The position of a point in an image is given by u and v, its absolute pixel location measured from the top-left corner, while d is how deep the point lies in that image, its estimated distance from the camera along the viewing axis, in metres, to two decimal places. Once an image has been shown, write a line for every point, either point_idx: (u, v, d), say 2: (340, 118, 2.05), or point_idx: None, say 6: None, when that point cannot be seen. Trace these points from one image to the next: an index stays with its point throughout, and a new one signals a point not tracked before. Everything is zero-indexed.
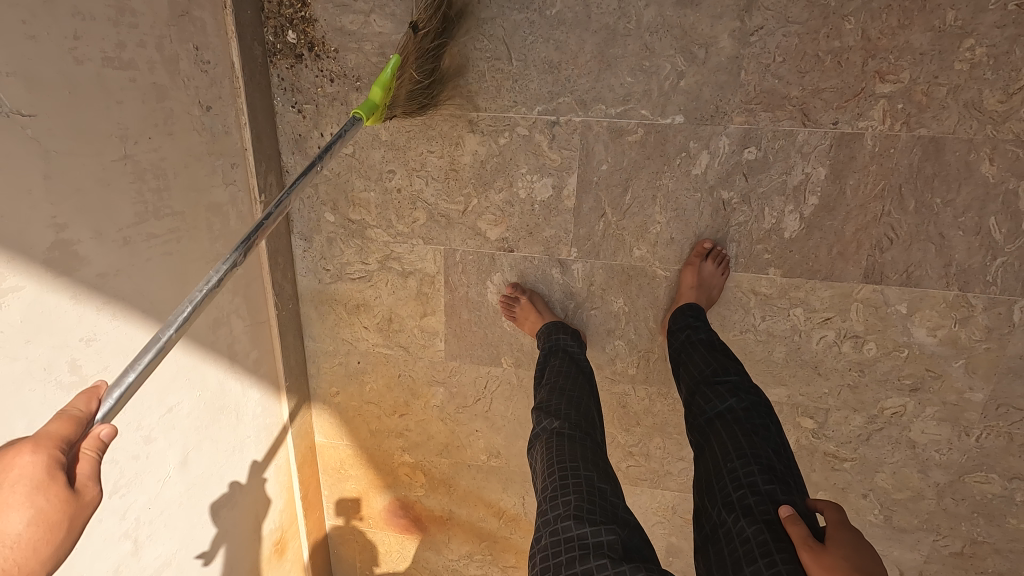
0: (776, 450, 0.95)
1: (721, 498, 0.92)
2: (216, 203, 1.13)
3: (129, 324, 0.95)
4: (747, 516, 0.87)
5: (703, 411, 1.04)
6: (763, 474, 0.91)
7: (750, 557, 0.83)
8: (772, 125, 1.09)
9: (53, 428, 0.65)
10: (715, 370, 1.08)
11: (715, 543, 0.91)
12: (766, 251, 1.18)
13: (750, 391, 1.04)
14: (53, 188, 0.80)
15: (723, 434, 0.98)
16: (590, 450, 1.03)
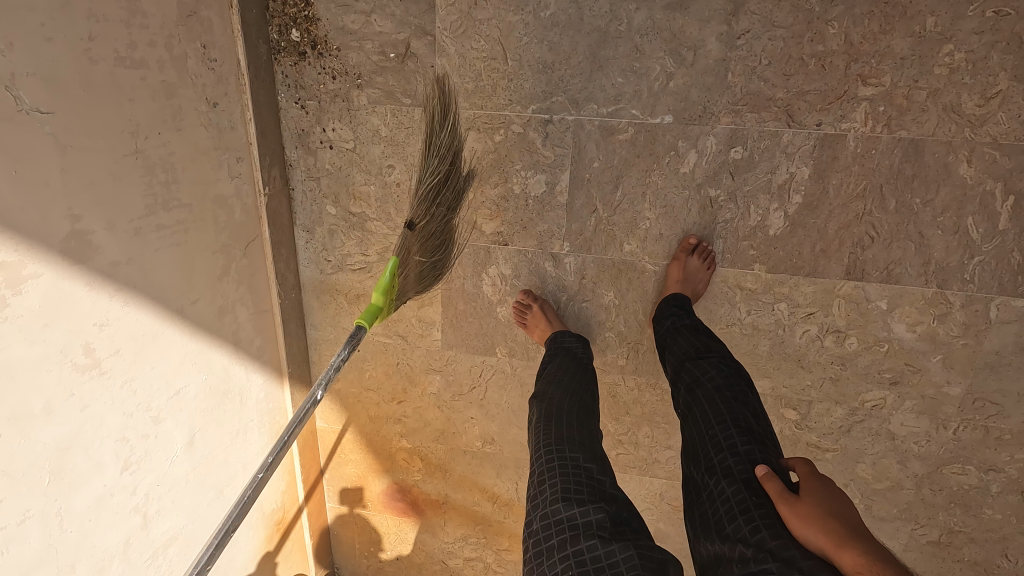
0: (755, 413, 1.00)
1: (704, 463, 0.96)
2: (222, 196, 1.18)
3: (139, 309, 1.00)
4: (727, 477, 0.91)
5: (688, 383, 1.08)
6: (741, 436, 0.95)
7: (730, 515, 0.88)
8: (758, 126, 1.12)
9: None
10: (699, 348, 1.12)
11: (699, 505, 0.95)
12: (751, 247, 1.22)
13: (732, 363, 1.09)
14: (69, 180, 0.85)
15: (705, 403, 1.02)
16: (580, 435, 1.08)
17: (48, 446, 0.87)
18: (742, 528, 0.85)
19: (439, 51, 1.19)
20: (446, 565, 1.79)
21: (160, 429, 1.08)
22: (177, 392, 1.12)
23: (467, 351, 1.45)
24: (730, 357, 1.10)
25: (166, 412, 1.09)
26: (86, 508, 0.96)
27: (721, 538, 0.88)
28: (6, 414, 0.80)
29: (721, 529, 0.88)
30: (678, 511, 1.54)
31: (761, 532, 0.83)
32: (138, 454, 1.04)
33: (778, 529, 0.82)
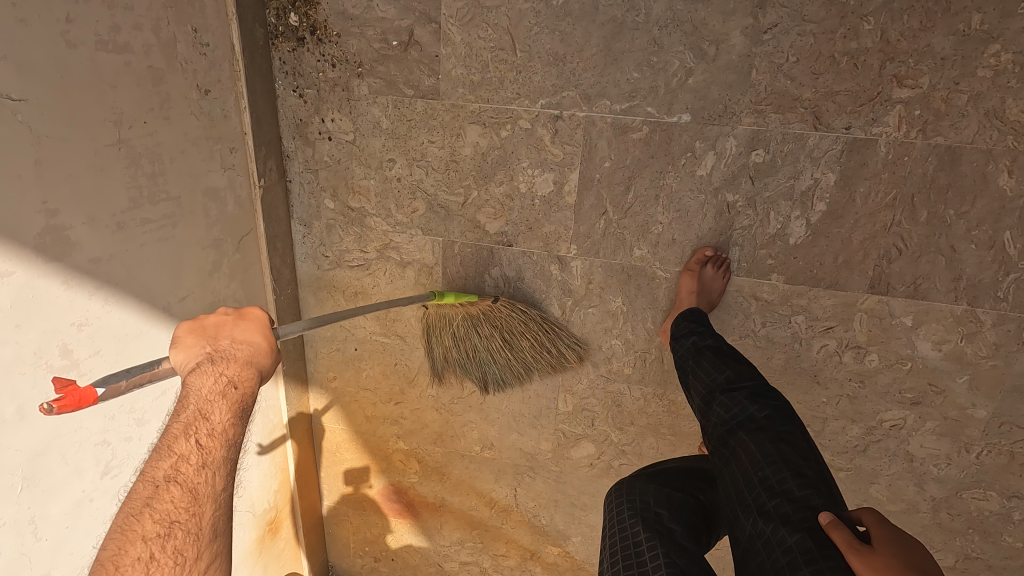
0: (805, 456, 0.90)
1: (756, 508, 0.87)
2: (214, 188, 1.13)
3: (122, 308, 0.95)
4: (787, 525, 0.82)
5: (723, 419, 0.98)
6: (796, 480, 0.86)
7: (793, 566, 0.79)
8: (782, 127, 1.05)
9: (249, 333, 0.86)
10: (729, 376, 1.02)
11: (754, 557, 0.85)
12: (769, 256, 1.15)
13: (768, 396, 0.99)
14: (44, 173, 0.80)
15: (750, 442, 0.93)
16: (670, 488, 0.99)
17: (21, 452, 0.83)
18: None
19: (445, 39, 1.13)
20: (441, 567, 1.75)
21: (145, 431, 1.04)
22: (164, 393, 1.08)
23: (454, 318, 1.33)
24: (767, 386, 1.01)
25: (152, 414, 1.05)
26: (63, 514, 0.92)
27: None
28: None
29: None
30: None
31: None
32: (120, 457, 1.00)
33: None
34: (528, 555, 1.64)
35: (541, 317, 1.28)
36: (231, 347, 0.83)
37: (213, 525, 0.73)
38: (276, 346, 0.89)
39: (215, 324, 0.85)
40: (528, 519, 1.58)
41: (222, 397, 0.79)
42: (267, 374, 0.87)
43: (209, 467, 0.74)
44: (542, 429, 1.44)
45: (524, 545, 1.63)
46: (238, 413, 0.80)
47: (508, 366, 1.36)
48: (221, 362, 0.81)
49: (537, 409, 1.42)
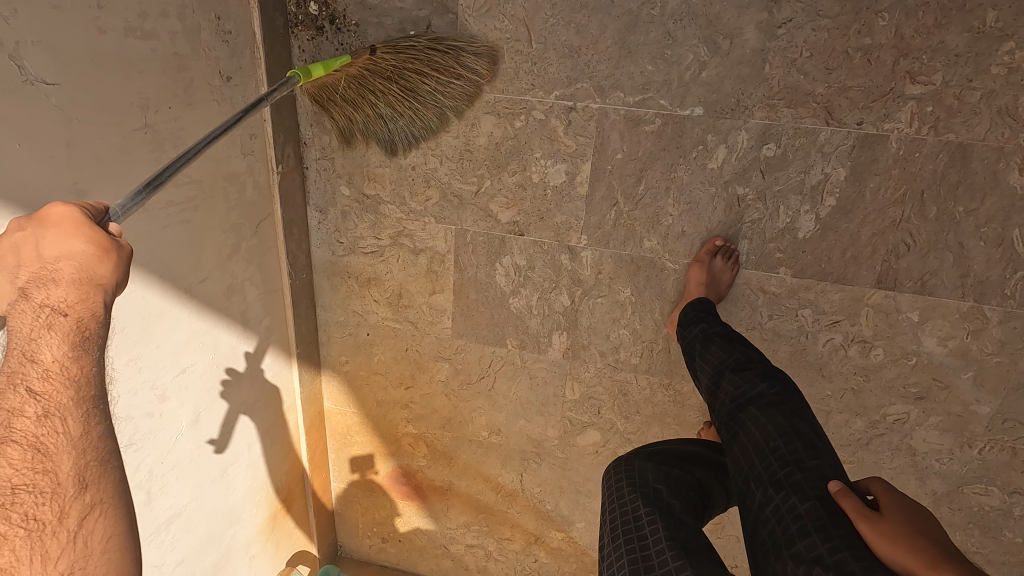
0: (815, 429, 0.95)
1: (767, 477, 0.91)
2: (234, 173, 1.16)
3: (147, 288, 0.98)
4: (798, 493, 0.87)
5: (733, 397, 1.02)
6: (807, 450, 0.91)
7: (803, 532, 0.83)
8: (794, 122, 1.06)
9: (60, 240, 0.63)
10: (739, 359, 1.07)
11: (764, 525, 0.89)
12: (778, 250, 1.16)
13: (779, 375, 1.03)
14: (75, 155, 0.83)
15: (760, 416, 0.97)
16: (667, 465, 1.02)
17: None
18: (817, 547, 0.81)
19: (461, 30, 1.14)
20: (447, 549, 1.79)
21: (165, 408, 1.07)
22: (183, 370, 1.11)
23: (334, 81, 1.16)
24: (775, 368, 1.05)
25: (172, 390, 1.09)
26: None
27: (791, 558, 0.83)
28: None
29: (790, 548, 0.84)
30: None
31: (839, 552, 0.79)
32: (141, 432, 1.03)
33: (859, 551, 0.79)
34: (532, 540, 1.68)
35: (424, 44, 1.11)
36: (46, 268, 0.62)
37: (78, 475, 0.57)
38: (114, 241, 0.67)
39: (10, 247, 0.62)
40: (533, 504, 1.61)
41: (50, 329, 0.59)
42: (114, 283, 0.66)
43: (55, 415, 0.56)
44: (549, 416, 1.47)
45: (529, 529, 1.66)
46: (80, 342, 0.61)
47: (415, 115, 1.20)
48: (39, 292, 0.61)
49: (544, 396, 1.45)
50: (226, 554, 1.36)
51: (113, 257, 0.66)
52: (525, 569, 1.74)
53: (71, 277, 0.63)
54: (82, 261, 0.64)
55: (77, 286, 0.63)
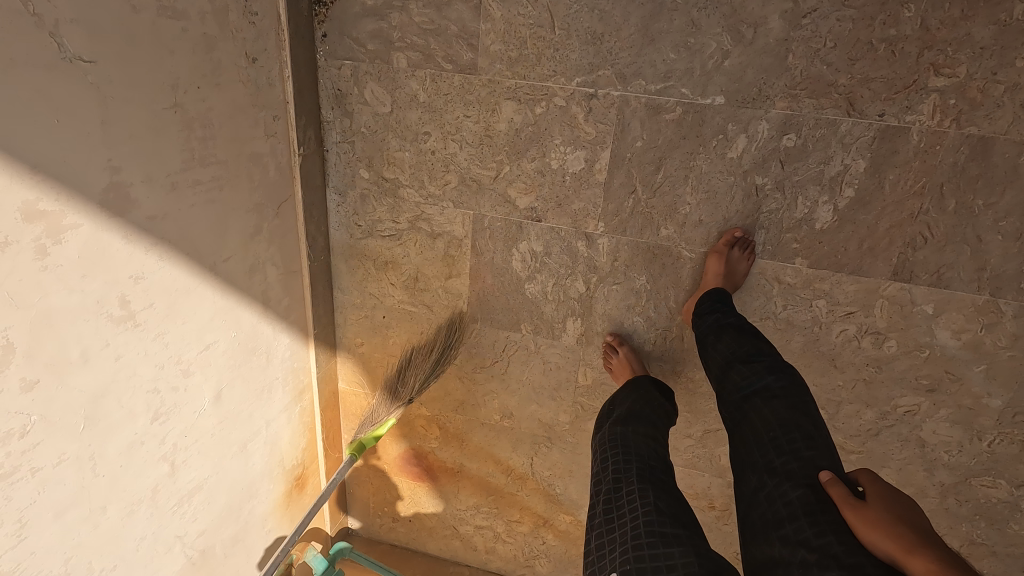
0: (816, 422, 0.99)
1: (763, 464, 0.97)
2: (257, 154, 1.17)
3: (172, 264, 1.00)
4: (790, 480, 0.93)
5: (740, 386, 1.08)
6: (805, 442, 0.97)
7: (792, 516, 0.89)
8: (815, 113, 1.06)
9: None
10: (749, 350, 1.11)
11: (756, 507, 0.96)
12: (794, 240, 1.17)
13: (786, 369, 1.07)
14: (109, 132, 0.84)
15: (763, 408, 1.03)
16: (649, 440, 1.07)
17: (83, 392, 0.88)
18: (804, 531, 0.87)
19: (484, 15, 1.15)
20: (456, 530, 1.82)
21: (189, 382, 1.10)
22: (207, 347, 1.13)
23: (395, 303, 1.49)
24: (782, 361, 1.10)
25: (196, 366, 1.11)
26: (118, 454, 0.97)
27: (779, 540, 0.89)
28: (45, 359, 0.81)
29: (779, 530, 0.90)
30: (693, 499, 1.52)
31: (825, 536, 0.85)
32: (167, 405, 1.05)
33: (844, 536, 0.84)
34: (541, 522, 1.71)
35: (442, 341, 1.46)
36: None
37: None
38: None
39: None
40: (542, 487, 1.64)
41: None
42: None
43: None
44: (560, 401, 1.49)
45: (537, 512, 1.69)
46: None
47: (437, 360, 1.47)
48: None
49: (557, 381, 1.47)
50: (244, 527, 1.39)
51: None
52: (533, 551, 1.77)
53: None
54: None
55: None
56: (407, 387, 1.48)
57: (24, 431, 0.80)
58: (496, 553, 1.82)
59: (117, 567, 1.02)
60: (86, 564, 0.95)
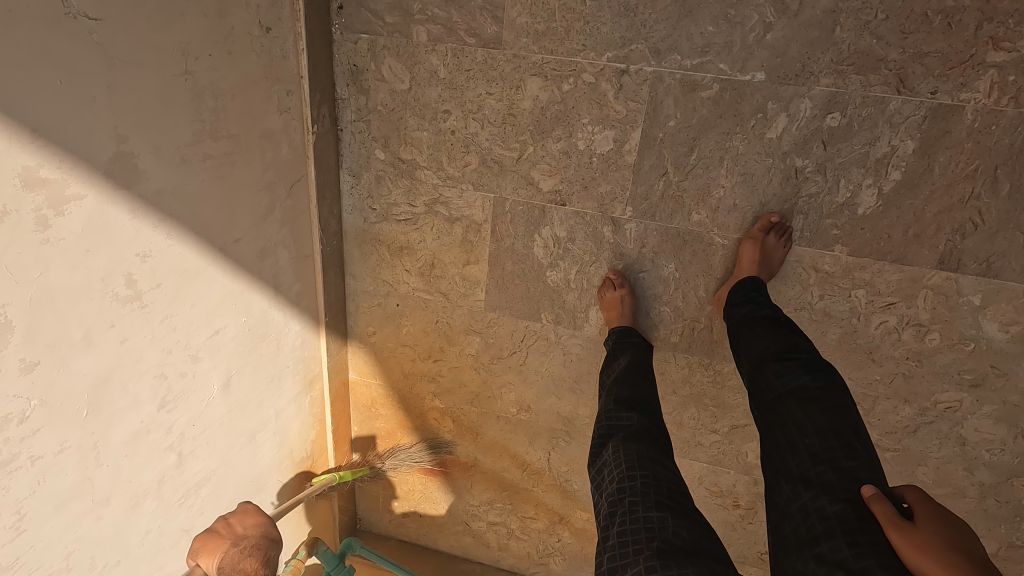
0: (857, 431, 0.94)
1: (798, 473, 0.94)
2: (270, 130, 1.11)
3: (182, 244, 0.95)
4: (827, 493, 0.89)
5: (775, 386, 1.03)
6: (844, 450, 0.92)
7: (829, 533, 0.85)
8: (862, 90, 1.00)
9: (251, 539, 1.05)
10: (783, 345, 1.06)
11: (788, 520, 0.92)
12: (835, 226, 1.11)
13: (825, 369, 1.02)
14: (116, 98, 0.79)
15: (799, 414, 0.98)
16: (659, 455, 1.07)
17: (86, 376, 0.82)
18: (842, 551, 0.82)
19: None
20: (468, 526, 1.77)
21: (198, 368, 1.04)
22: (216, 332, 1.07)
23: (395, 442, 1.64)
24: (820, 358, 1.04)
25: (205, 351, 1.05)
26: (123, 443, 0.91)
27: (814, 558, 0.85)
28: (46, 340, 0.75)
29: (813, 547, 0.86)
30: (717, 497, 1.47)
31: (865, 558, 0.80)
32: (175, 392, 1.00)
33: (886, 559, 0.79)
34: (556, 519, 1.66)
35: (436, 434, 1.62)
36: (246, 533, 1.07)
37: None
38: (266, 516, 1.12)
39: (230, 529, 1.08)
40: (559, 483, 1.59)
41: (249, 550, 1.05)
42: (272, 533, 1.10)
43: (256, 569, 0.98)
44: (581, 394, 1.44)
45: (553, 508, 1.64)
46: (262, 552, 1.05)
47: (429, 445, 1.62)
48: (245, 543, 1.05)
49: (577, 373, 1.42)
50: None
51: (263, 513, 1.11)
52: (547, 549, 1.72)
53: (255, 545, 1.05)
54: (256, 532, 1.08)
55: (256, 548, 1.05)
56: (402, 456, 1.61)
57: (24, 417, 0.75)
58: (508, 550, 1.77)
59: (121, 563, 0.97)
60: (88, 559, 0.90)
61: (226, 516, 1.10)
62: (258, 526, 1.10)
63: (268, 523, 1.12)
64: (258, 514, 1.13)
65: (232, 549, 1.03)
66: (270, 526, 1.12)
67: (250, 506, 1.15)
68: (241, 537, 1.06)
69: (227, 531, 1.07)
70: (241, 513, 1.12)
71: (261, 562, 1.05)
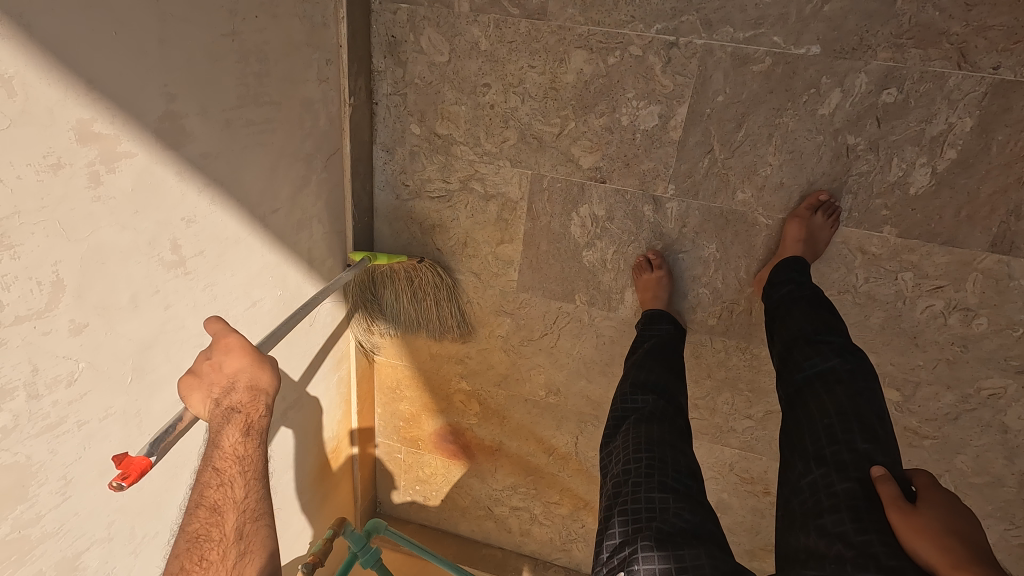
0: (880, 416, 0.90)
1: (812, 451, 0.89)
2: (309, 99, 1.09)
3: (224, 211, 0.92)
4: (839, 471, 0.85)
5: (801, 367, 0.99)
6: (862, 434, 0.87)
7: (833, 507, 0.81)
8: (921, 65, 0.98)
9: (242, 400, 0.81)
10: (818, 328, 1.02)
11: (796, 495, 0.88)
12: (884, 207, 1.09)
13: (856, 353, 0.98)
14: (167, 54, 0.76)
15: (823, 396, 0.93)
16: (672, 437, 1.02)
17: (132, 341, 0.80)
18: (845, 524, 0.79)
19: None
20: (491, 511, 1.76)
21: None
22: (254, 304, 1.05)
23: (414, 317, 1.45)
24: (854, 344, 1.00)
25: (243, 323, 1.03)
26: (164, 412, 0.89)
27: (816, 531, 0.81)
28: (95, 301, 0.73)
29: (817, 519, 0.82)
30: (747, 483, 1.46)
31: (867, 533, 0.77)
32: None
33: (888, 537, 0.76)
34: (581, 505, 1.64)
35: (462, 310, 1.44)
36: (230, 381, 0.81)
37: (238, 528, 0.78)
38: (267, 359, 0.84)
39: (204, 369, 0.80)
40: (585, 468, 1.57)
41: (230, 423, 0.80)
42: (275, 386, 0.84)
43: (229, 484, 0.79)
44: (612, 377, 1.41)
45: (579, 494, 1.62)
46: (251, 434, 0.82)
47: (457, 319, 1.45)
48: (224, 401, 0.80)
49: (609, 355, 1.39)
50: (283, 501, 1.33)
51: (265, 366, 0.83)
52: (570, 535, 1.71)
53: (246, 400, 0.81)
54: (244, 383, 0.81)
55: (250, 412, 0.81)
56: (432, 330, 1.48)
57: (72, 379, 0.73)
58: (531, 535, 1.76)
59: (159, 536, 0.95)
60: (128, 531, 0.88)
61: (210, 348, 0.82)
62: (247, 372, 0.81)
63: (259, 367, 0.82)
64: (248, 350, 0.82)
65: (212, 415, 0.79)
66: (262, 378, 0.82)
67: (239, 337, 0.83)
68: (223, 396, 0.80)
69: (209, 376, 0.80)
70: (224, 346, 0.81)
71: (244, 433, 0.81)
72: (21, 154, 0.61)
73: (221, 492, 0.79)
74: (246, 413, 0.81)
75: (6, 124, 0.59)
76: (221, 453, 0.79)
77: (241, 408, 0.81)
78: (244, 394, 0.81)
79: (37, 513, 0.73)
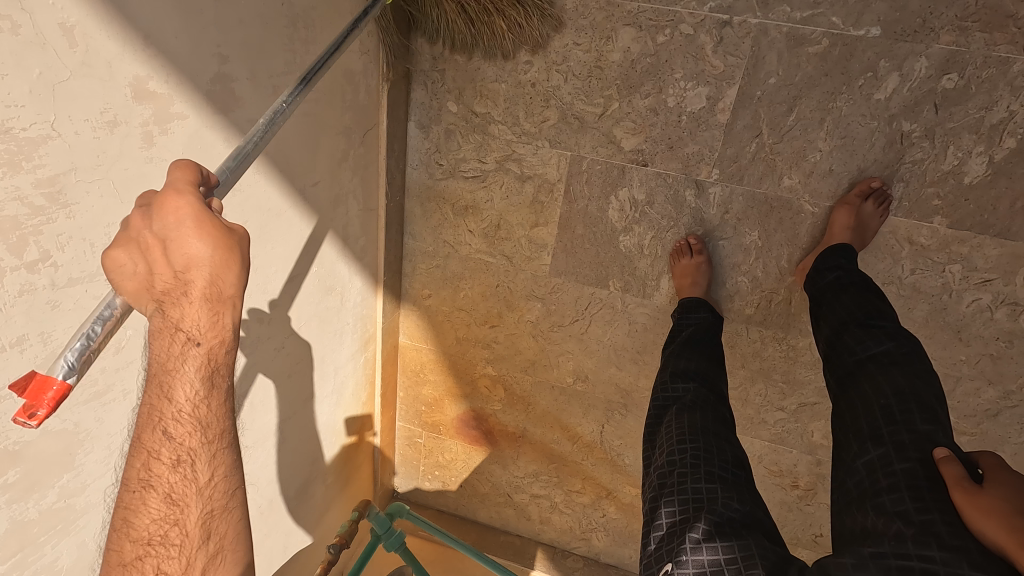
0: (939, 398, 0.88)
1: (868, 431, 0.87)
2: (351, 70, 1.06)
3: (268, 181, 0.90)
4: (898, 450, 0.82)
5: (853, 351, 0.97)
6: (922, 413, 0.85)
7: (892, 486, 0.79)
8: (985, 49, 0.95)
9: (203, 322, 0.62)
10: (869, 312, 1.00)
11: (851, 475, 0.85)
12: (936, 196, 1.07)
13: (910, 337, 0.96)
14: (222, 13, 0.73)
15: (877, 375, 0.91)
16: (716, 427, 0.99)
17: None
18: (904, 503, 0.76)
19: None
20: (511, 498, 1.74)
21: (273, 315, 1.00)
22: (291, 279, 1.03)
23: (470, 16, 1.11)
24: (906, 331, 0.98)
25: (280, 297, 1.01)
26: None
27: (874, 509, 0.79)
28: None
29: (874, 499, 0.80)
30: (775, 476, 1.44)
31: (929, 513, 0.74)
32: (251, 336, 0.96)
33: (950, 516, 0.73)
34: (603, 494, 1.63)
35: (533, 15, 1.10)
36: (182, 292, 0.61)
37: (203, 525, 0.63)
38: (234, 242, 0.63)
39: (141, 246, 0.59)
40: (610, 457, 1.56)
41: (185, 360, 0.61)
42: (243, 292, 0.65)
43: (185, 462, 0.61)
44: (643, 365, 1.39)
45: (602, 483, 1.61)
46: (210, 379, 0.63)
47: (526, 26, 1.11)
48: (175, 316, 0.61)
49: (641, 343, 1.37)
50: (308, 481, 1.31)
51: (236, 256, 0.63)
52: (590, 524, 1.70)
53: (206, 311, 0.62)
54: (201, 289, 0.62)
55: (213, 330, 0.63)
56: (500, 40, 1.14)
57: (120, 347, 0.71)
58: (550, 524, 1.75)
59: None
60: None
61: (152, 211, 0.59)
62: (206, 274, 0.61)
63: (223, 269, 0.62)
64: (208, 227, 0.60)
65: (159, 336, 0.60)
66: (226, 281, 0.62)
67: (192, 204, 0.59)
68: (173, 309, 0.61)
69: (152, 259, 0.59)
70: (174, 211, 0.59)
71: (204, 375, 0.62)
72: (79, 109, 0.59)
73: (174, 478, 0.61)
74: (206, 339, 0.62)
75: (66, 76, 0.57)
76: (170, 414, 0.60)
77: (198, 333, 0.62)
78: (202, 307, 0.62)
79: (83, 482, 0.71)
